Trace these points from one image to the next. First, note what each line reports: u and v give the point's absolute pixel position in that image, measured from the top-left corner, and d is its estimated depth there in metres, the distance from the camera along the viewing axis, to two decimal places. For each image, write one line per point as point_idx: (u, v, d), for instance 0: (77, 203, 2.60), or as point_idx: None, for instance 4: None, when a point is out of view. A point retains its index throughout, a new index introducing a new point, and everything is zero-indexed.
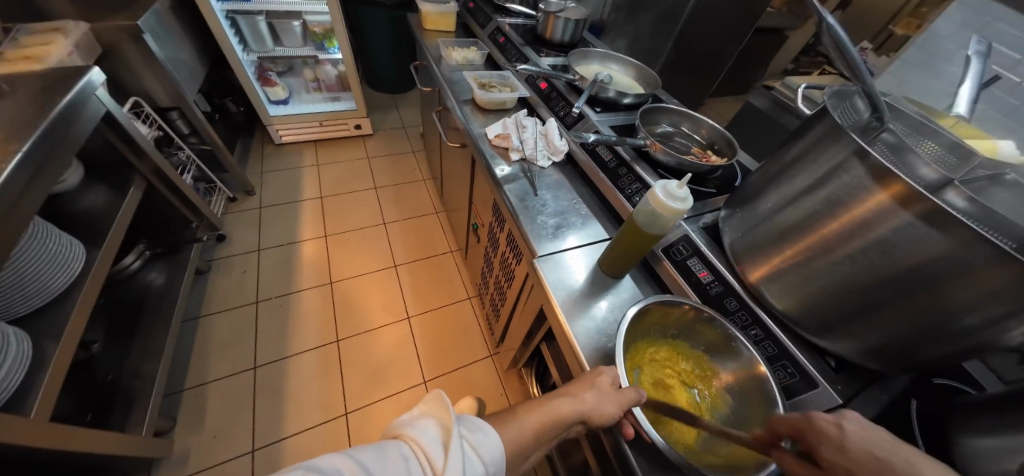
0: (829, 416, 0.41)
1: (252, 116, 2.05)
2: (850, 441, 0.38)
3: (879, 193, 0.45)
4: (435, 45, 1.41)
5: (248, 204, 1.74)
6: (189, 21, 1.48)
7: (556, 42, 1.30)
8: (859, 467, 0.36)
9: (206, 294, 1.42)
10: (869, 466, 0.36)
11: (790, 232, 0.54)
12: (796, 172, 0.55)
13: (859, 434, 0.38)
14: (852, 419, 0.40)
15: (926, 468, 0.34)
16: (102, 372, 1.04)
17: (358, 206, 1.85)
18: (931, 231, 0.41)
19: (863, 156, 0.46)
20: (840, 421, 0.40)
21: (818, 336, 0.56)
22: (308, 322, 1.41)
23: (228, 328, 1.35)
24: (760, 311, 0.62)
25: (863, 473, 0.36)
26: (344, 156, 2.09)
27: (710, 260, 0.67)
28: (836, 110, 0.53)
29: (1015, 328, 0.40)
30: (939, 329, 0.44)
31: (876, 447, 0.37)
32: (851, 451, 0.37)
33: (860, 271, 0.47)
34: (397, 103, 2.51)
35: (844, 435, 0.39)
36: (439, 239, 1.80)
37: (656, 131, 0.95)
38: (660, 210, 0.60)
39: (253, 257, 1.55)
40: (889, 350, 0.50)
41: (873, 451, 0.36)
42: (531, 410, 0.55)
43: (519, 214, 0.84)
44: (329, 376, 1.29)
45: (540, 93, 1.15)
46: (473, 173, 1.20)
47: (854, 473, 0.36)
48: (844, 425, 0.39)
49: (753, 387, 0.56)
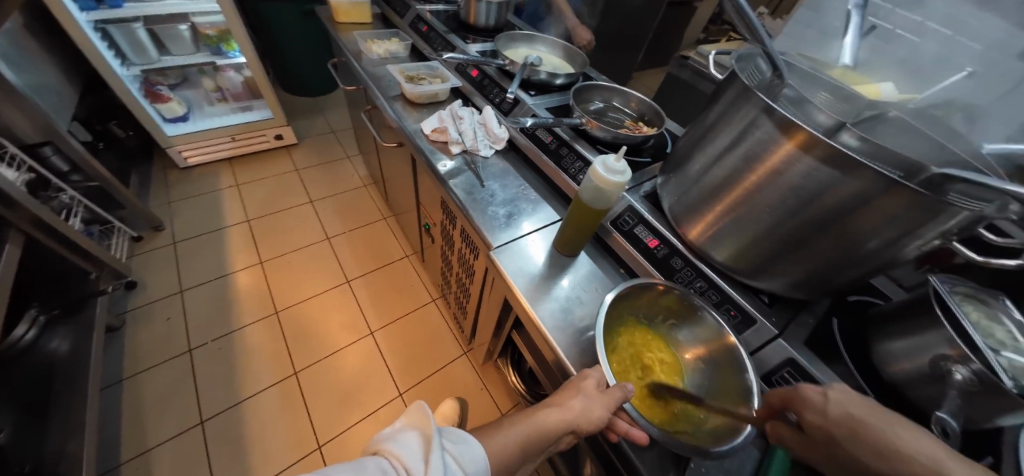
0: (815, 387, 0.44)
1: (147, 139, 1.78)
2: (833, 406, 0.41)
3: (786, 143, 0.49)
4: (352, 39, 1.32)
5: (161, 241, 1.54)
6: (44, 35, 1.25)
7: (481, 27, 1.27)
8: (839, 430, 0.40)
9: (126, 352, 1.24)
10: (854, 429, 0.39)
11: (720, 189, 0.58)
12: (717, 133, 0.58)
13: (843, 400, 0.41)
14: (839, 388, 0.43)
15: (904, 430, 0.38)
16: (14, 464, 0.85)
17: (295, 224, 1.71)
18: (832, 173, 0.46)
19: (770, 113, 0.50)
20: (826, 390, 0.43)
21: (751, 278, 0.61)
22: (258, 359, 1.29)
23: (162, 384, 1.19)
24: (703, 266, 0.66)
25: (844, 433, 0.40)
26: (269, 172, 1.90)
27: (654, 225, 0.71)
28: (745, 74, 0.58)
29: (905, 245, 0.46)
30: (847, 256, 0.50)
31: (856, 410, 0.40)
32: (837, 416, 0.41)
33: (781, 218, 0.52)
34: (321, 106, 2.33)
35: (828, 402, 0.42)
36: (392, 244, 1.73)
37: (590, 109, 0.98)
38: (604, 186, 0.61)
39: (177, 300, 1.38)
40: (810, 281, 0.56)
41: (854, 414, 0.40)
42: (519, 420, 0.56)
43: (469, 208, 0.82)
44: (293, 412, 1.20)
45: (473, 82, 1.12)
46: (415, 172, 1.15)
47: (837, 434, 0.40)
48: (828, 393, 0.43)
49: (720, 354, 0.60)
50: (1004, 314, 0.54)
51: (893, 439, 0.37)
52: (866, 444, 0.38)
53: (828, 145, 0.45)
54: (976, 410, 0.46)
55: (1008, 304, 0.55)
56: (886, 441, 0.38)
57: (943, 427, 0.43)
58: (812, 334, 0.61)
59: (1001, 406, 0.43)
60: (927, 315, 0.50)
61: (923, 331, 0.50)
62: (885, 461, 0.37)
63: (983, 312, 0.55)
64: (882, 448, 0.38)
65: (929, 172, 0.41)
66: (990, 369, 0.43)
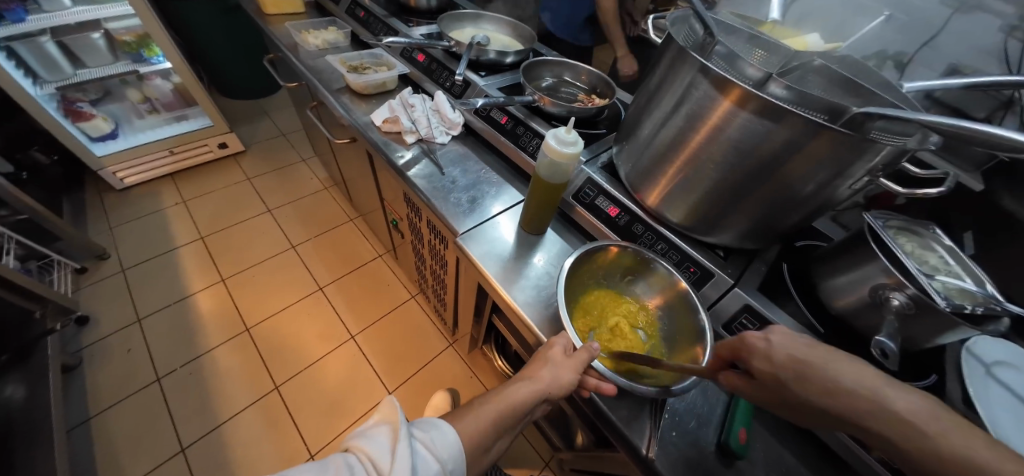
0: (758, 332, 0.43)
1: (73, 163, 1.62)
2: (777, 351, 0.41)
3: (723, 101, 0.50)
4: (286, 32, 1.24)
5: (107, 270, 1.43)
6: None
7: (423, 9, 1.23)
8: (785, 373, 0.39)
9: (85, 391, 1.15)
10: (798, 371, 0.39)
11: (669, 152, 0.60)
12: (661, 97, 0.59)
13: (786, 344, 0.40)
14: (779, 331, 0.42)
15: (846, 363, 0.37)
16: None
17: (255, 236, 1.63)
18: (766, 124, 0.47)
19: (705, 72, 0.51)
20: (767, 334, 0.42)
21: (707, 234, 0.64)
22: (234, 379, 1.24)
23: (131, 419, 1.12)
24: (661, 228, 0.69)
25: (792, 376, 0.39)
26: (217, 184, 1.79)
27: (614, 194, 0.72)
28: (680, 35, 0.59)
29: (837, 185, 0.49)
30: (790, 202, 0.53)
31: (798, 351, 0.39)
32: (782, 360, 0.40)
33: (727, 173, 0.54)
34: (266, 109, 2.20)
35: (772, 347, 0.41)
36: (362, 245, 1.69)
37: (542, 85, 0.97)
38: (556, 160, 0.62)
39: (135, 331, 1.30)
40: (758, 230, 0.59)
41: (796, 355, 0.39)
42: (488, 400, 0.55)
43: (429, 197, 0.81)
44: (279, 427, 1.17)
45: (421, 67, 1.09)
46: (373, 167, 1.11)
47: (785, 378, 0.40)
48: (770, 338, 0.42)
49: (676, 300, 0.63)
50: (935, 241, 0.60)
51: (835, 373, 0.36)
52: (814, 383, 0.37)
53: (760, 98, 0.46)
54: (915, 330, 0.51)
55: (937, 231, 0.60)
56: (831, 379, 0.36)
57: (882, 349, 0.48)
58: (765, 278, 0.65)
59: (935, 326, 0.48)
60: (862, 249, 0.54)
61: (861, 265, 0.54)
62: (829, 397, 0.36)
63: (917, 242, 0.60)
64: (827, 386, 0.37)
65: (849, 112, 0.43)
66: (924, 292, 0.47)
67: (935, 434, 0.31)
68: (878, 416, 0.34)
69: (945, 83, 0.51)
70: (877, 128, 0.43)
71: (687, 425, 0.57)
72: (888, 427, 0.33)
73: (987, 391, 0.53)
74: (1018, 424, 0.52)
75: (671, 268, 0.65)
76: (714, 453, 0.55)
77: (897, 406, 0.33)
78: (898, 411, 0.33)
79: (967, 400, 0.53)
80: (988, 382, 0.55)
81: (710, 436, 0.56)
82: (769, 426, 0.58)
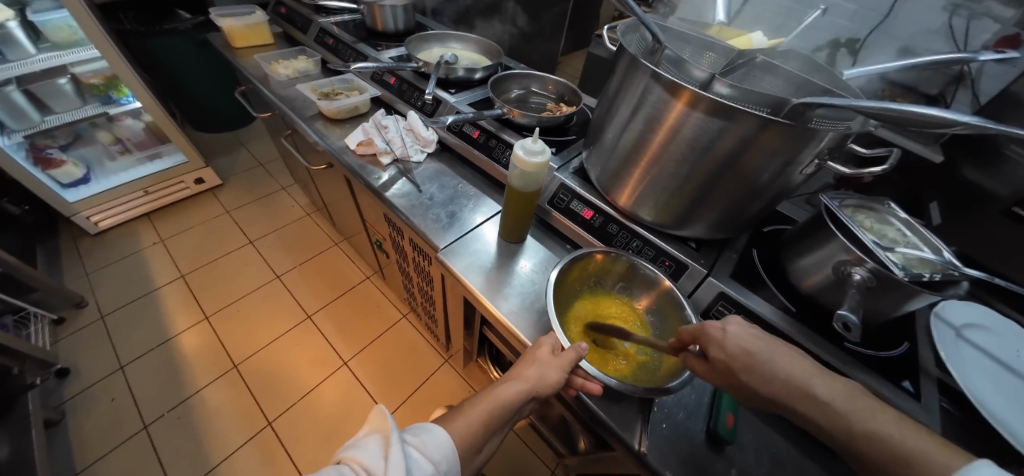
0: (717, 323, 0.48)
1: (44, 211, 1.59)
2: (731, 341, 0.46)
3: (676, 103, 0.52)
4: (256, 64, 1.25)
5: (86, 317, 1.39)
6: None
7: (391, 33, 1.25)
8: (735, 362, 0.45)
9: (69, 446, 1.11)
10: (746, 361, 0.44)
11: (633, 154, 0.62)
12: (620, 103, 0.62)
13: (739, 335, 0.46)
14: (735, 322, 0.47)
15: (783, 357, 0.43)
16: None
17: (239, 268, 1.61)
18: (719, 122, 0.50)
19: (657, 78, 0.53)
20: (725, 326, 0.47)
21: (678, 228, 0.66)
22: (225, 418, 1.21)
23: (117, 473, 1.08)
24: (636, 227, 0.71)
25: (740, 365, 0.45)
26: (196, 220, 1.77)
27: (587, 197, 0.74)
28: (631, 45, 0.63)
29: (792, 172, 0.52)
30: (751, 190, 0.56)
31: (752, 344, 0.45)
32: (735, 350, 0.45)
33: (689, 170, 0.57)
34: (243, 141, 2.18)
35: (726, 338, 0.46)
36: (348, 269, 1.68)
37: (511, 97, 1.00)
38: (527, 169, 0.63)
39: (118, 378, 1.26)
40: (724, 220, 0.62)
41: (750, 348, 0.45)
42: (475, 403, 0.57)
43: (408, 216, 0.81)
44: (275, 463, 1.14)
45: (392, 89, 1.11)
46: (353, 190, 1.12)
47: (735, 367, 0.45)
48: (728, 330, 0.47)
49: (664, 301, 0.65)
50: (891, 215, 0.63)
51: (772, 364, 0.43)
52: (755, 372, 0.44)
53: (709, 99, 0.49)
54: (880, 302, 0.53)
55: (892, 206, 0.63)
56: (769, 368, 0.43)
57: (845, 322, 0.51)
58: (738, 265, 0.67)
59: (898, 296, 0.50)
60: (822, 230, 0.58)
61: (824, 245, 0.57)
62: (770, 384, 0.43)
63: (875, 218, 0.63)
64: (767, 373, 0.43)
65: (790, 104, 0.46)
66: (883, 266, 0.49)
67: (842, 409, 0.39)
68: (799, 394, 0.41)
69: (883, 67, 0.55)
70: (816, 117, 0.47)
71: (677, 417, 0.58)
72: (812, 407, 0.40)
73: (958, 351, 0.56)
74: (992, 383, 0.54)
75: (649, 263, 0.67)
76: (705, 442, 0.56)
77: (821, 391, 0.40)
78: (818, 394, 0.40)
79: (941, 364, 0.55)
80: (959, 345, 0.57)
81: (700, 424, 0.58)
82: (756, 408, 0.60)
